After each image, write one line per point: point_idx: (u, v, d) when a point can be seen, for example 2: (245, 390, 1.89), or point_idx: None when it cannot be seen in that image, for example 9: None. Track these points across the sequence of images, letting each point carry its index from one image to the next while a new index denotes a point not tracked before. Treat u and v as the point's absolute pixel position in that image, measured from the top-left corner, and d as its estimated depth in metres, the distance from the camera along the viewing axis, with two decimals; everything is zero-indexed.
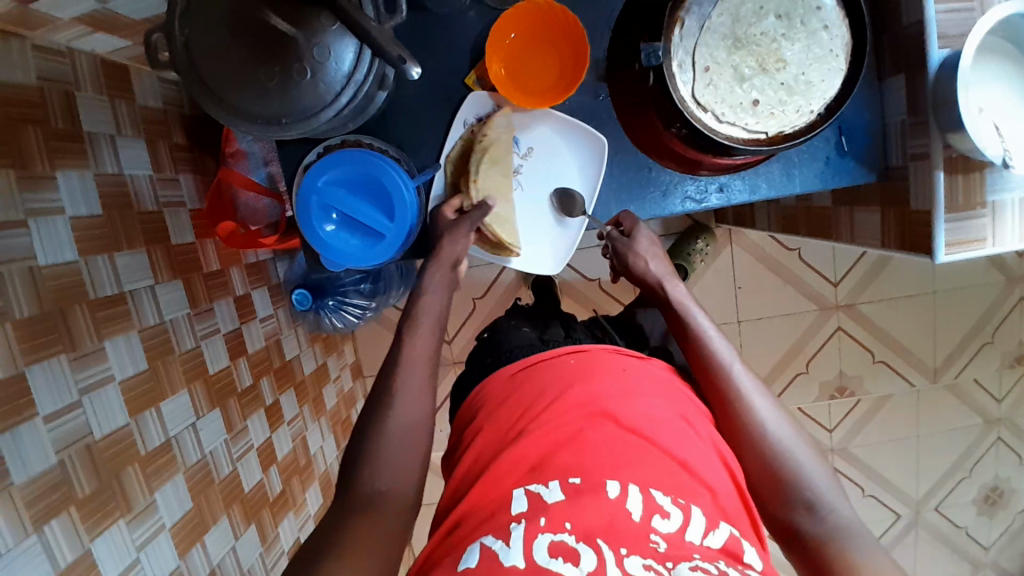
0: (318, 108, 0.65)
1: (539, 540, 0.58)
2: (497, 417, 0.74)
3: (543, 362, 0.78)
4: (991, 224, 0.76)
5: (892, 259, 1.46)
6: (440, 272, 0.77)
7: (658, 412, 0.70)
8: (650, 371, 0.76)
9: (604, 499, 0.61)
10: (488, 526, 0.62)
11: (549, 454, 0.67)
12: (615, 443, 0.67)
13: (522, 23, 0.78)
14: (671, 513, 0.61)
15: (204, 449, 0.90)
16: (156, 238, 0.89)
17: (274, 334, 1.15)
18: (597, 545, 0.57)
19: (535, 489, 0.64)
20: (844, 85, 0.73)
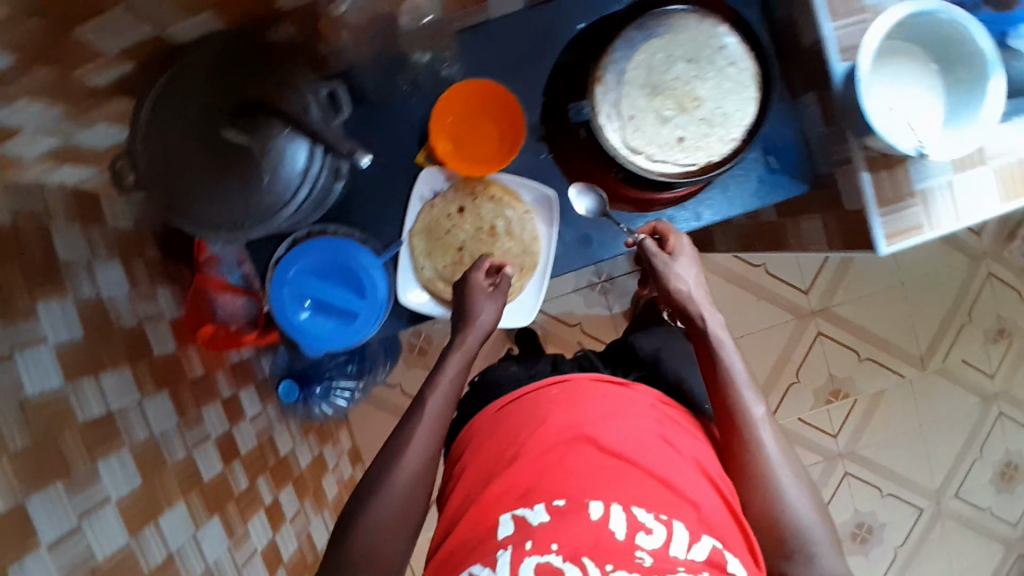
0: (279, 206, 0.69)
1: (526, 562, 0.62)
2: (484, 451, 0.76)
3: (527, 395, 0.79)
4: (923, 211, 0.81)
5: (854, 259, 1.51)
6: (458, 361, 0.78)
7: (641, 431, 0.73)
8: (634, 395, 0.77)
9: (588, 520, 0.64)
10: (477, 554, 0.66)
11: (535, 480, 0.68)
12: (600, 466, 0.69)
13: (456, 105, 0.84)
14: (653, 529, 0.64)
15: (208, 559, 0.90)
16: (140, 354, 0.91)
17: (266, 431, 1.16)
18: (582, 564, 0.61)
19: (522, 514, 0.66)
20: (757, 110, 0.79)
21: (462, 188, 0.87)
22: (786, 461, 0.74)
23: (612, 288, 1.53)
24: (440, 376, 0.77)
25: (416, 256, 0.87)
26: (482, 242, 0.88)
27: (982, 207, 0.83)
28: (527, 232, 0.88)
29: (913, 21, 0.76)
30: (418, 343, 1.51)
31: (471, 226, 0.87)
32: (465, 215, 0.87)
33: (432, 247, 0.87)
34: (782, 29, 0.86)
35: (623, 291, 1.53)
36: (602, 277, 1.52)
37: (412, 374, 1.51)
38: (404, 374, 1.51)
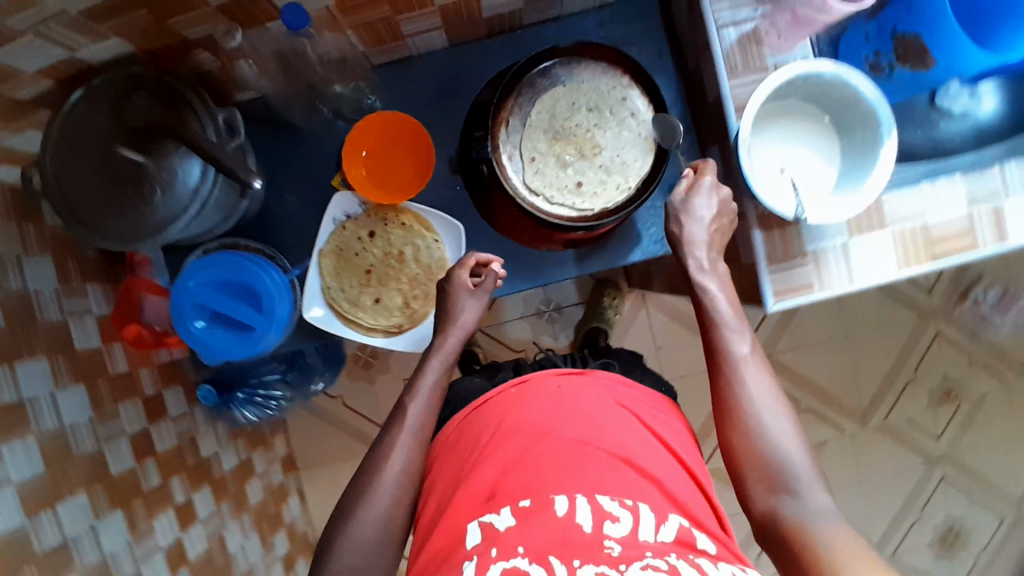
0: (168, 222, 0.72)
1: (493, 569, 0.61)
2: (450, 457, 0.77)
3: (491, 398, 0.80)
4: (815, 271, 0.82)
5: (799, 310, 1.51)
6: (436, 365, 0.81)
7: (600, 418, 0.75)
8: (592, 387, 0.79)
9: (553, 517, 0.64)
10: (447, 566, 0.65)
11: (498, 483, 0.69)
12: (564, 457, 0.70)
13: (370, 138, 0.87)
14: (620, 517, 0.65)
15: (104, 550, 0.94)
16: (60, 347, 0.95)
17: (188, 432, 1.19)
18: (548, 563, 0.60)
19: (488, 520, 0.66)
20: (655, 162, 0.81)
21: (374, 214, 0.89)
22: (774, 401, 0.73)
23: (560, 317, 1.54)
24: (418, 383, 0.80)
25: (323, 275, 0.88)
26: (390, 267, 0.90)
27: (879, 271, 0.82)
28: (436, 261, 0.90)
29: (804, 83, 0.75)
30: (363, 356, 1.52)
31: (380, 250, 0.89)
32: (376, 240, 0.89)
33: (341, 268, 0.88)
34: (695, 83, 0.89)
35: (571, 320, 1.54)
36: (549, 306, 1.54)
37: (354, 386, 1.54)
38: (346, 385, 1.53)
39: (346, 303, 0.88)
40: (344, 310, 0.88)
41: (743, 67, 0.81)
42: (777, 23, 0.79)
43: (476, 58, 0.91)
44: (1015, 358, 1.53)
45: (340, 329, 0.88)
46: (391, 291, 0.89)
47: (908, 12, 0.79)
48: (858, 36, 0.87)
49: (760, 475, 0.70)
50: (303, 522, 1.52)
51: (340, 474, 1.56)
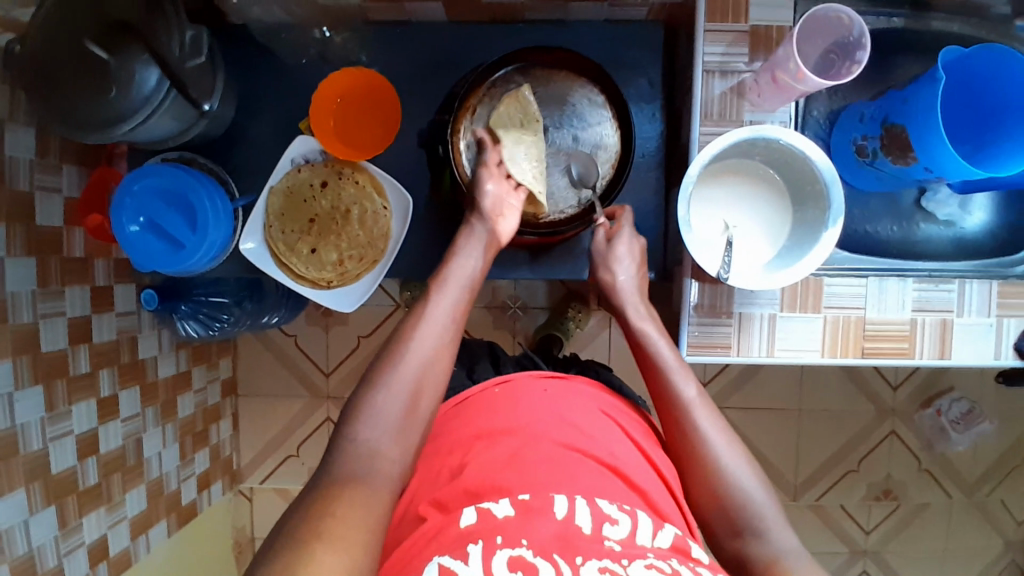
0: (117, 122, 0.74)
1: (498, 556, 0.54)
2: (429, 454, 0.71)
3: (471, 396, 0.77)
4: (736, 334, 0.81)
5: (760, 369, 1.48)
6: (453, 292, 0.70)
7: (591, 425, 0.72)
8: (574, 394, 0.76)
9: (554, 518, 0.58)
10: (439, 550, 0.56)
11: (485, 477, 0.64)
12: (553, 458, 0.66)
13: (347, 89, 0.87)
14: (619, 520, 0.60)
15: (16, 420, 0.98)
16: (21, 216, 1.00)
17: (130, 331, 1.23)
18: (554, 560, 0.54)
19: (485, 506, 0.60)
20: (605, 187, 0.84)
21: (331, 166, 0.90)
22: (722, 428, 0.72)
23: (523, 316, 1.54)
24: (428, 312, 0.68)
25: (266, 212, 0.89)
26: (334, 221, 0.91)
27: (800, 354, 0.81)
28: (380, 227, 0.90)
29: (763, 146, 0.74)
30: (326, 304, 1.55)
31: (328, 203, 0.90)
32: (327, 191, 0.90)
33: (286, 209, 0.90)
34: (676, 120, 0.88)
35: (532, 322, 1.54)
36: (515, 302, 1.53)
37: (310, 329, 1.56)
38: (303, 327, 1.56)
39: (285, 245, 0.89)
40: (281, 251, 0.89)
41: (718, 117, 0.80)
42: (759, 83, 0.78)
43: (471, 41, 0.91)
44: (964, 478, 1.50)
45: (271, 269, 0.89)
46: (330, 246, 0.90)
47: (902, 103, 0.78)
48: (854, 116, 0.85)
49: (724, 498, 0.68)
50: (229, 445, 1.56)
51: (276, 409, 1.59)
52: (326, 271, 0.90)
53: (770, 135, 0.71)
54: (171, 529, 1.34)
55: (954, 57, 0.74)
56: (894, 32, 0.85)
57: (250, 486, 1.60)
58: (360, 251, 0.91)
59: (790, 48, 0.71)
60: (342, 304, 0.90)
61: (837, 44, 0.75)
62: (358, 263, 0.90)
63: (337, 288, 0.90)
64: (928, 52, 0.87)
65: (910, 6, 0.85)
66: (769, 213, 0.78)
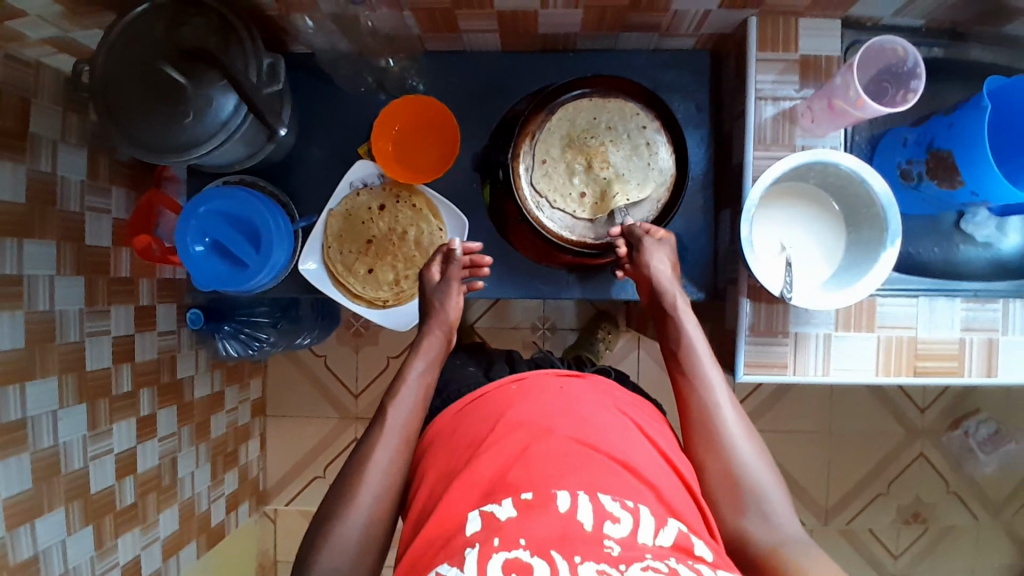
0: (192, 145, 0.76)
1: (493, 559, 0.57)
2: (447, 449, 0.73)
3: (487, 393, 0.77)
4: (792, 352, 0.82)
5: (791, 391, 1.48)
6: (422, 361, 0.81)
7: (605, 420, 0.71)
8: (586, 388, 0.76)
9: (555, 513, 0.60)
10: (444, 553, 0.61)
11: (494, 476, 0.65)
12: (563, 453, 0.66)
13: (404, 117, 0.89)
14: (621, 518, 0.60)
15: (59, 438, 0.99)
16: (71, 236, 1.01)
17: (170, 350, 1.23)
18: (550, 557, 0.56)
19: (489, 510, 0.62)
20: (661, 201, 0.86)
21: (389, 190, 0.93)
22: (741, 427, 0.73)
23: (552, 337, 1.55)
24: (407, 373, 0.80)
25: (325, 233, 0.92)
26: (391, 242, 0.93)
27: (853, 371, 0.83)
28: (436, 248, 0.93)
29: (817, 169, 0.77)
30: (356, 324, 1.56)
31: (385, 225, 0.93)
32: (384, 214, 0.93)
33: (344, 230, 0.92)
34: (724, 145, 0.91)
35: (561, 343, 1.55)
36: (544, 323, 1.55)
37: (339, 350, 1.57)
38: (332, 347, 1.56)
39: (339, 266, 0.91)
40: (337, 271, 0.91)
41: (773, 140, 0.84)
42: (813, 108, 0.81)
43: (524, 68, 0.94)
44: (991, 500, 1.50)
45: (330, 288, 0.92)
46: (386, 265, 0.93)
47: (948, 129, 0.81)
48: (895, 141, 0.88)
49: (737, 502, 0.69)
50: (257, 467, 1.55)
51: (303, 430, 1.58)
52: (384, 289, 0.92)
53: (827, 158, 0.74)
54: (200, 551, 1.32)
55: (999, 85, 0.78)
56: (933, 63, 0.89)
57: (275, 508, 1.58)
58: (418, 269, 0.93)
59: (847, 76, 0.75)
60: (399, 322, 0.93)
61: (889, 72, 0.79)
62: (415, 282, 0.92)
63: (393, 305, 0.92)
64: (966, 81, 0.91)
65: (948, 37, 0.89)
66: (820, 233, 0.81)
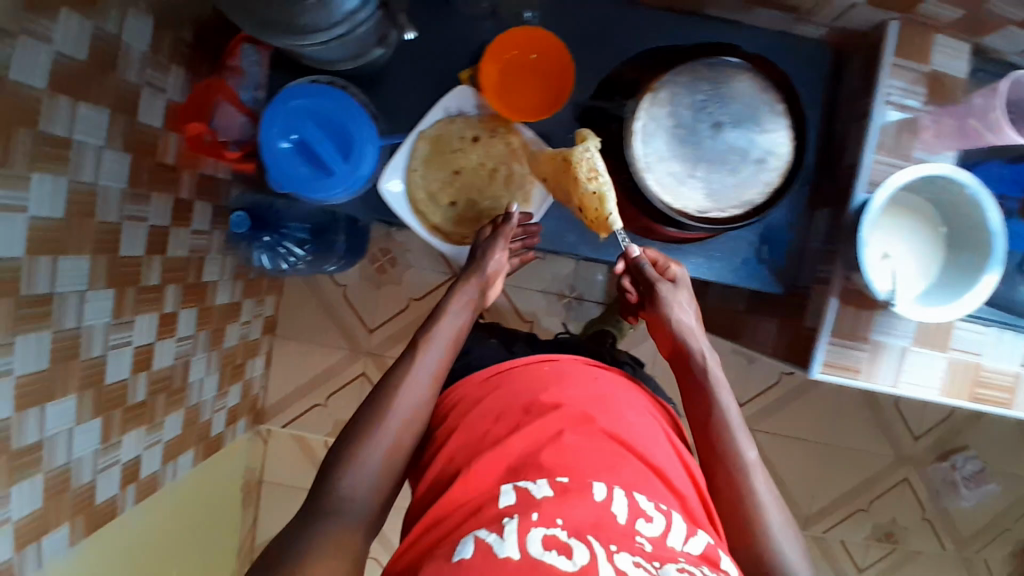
0: (312, 30, 0.69)
1: (533, 534, 0.59)
2: (474, 414, 0.77)
3: (516, 367, 0.82)
4: (868, 359, 0.83)
5: (809, 391, 1.49)
6: (457, 312, 0.83)
7: (639, 427, 0.75)
8: (618, 384, 0.81)
9: (592, 500, 0.63)
10: (478, 520, 0.63)
11: (528, 455, 0.69)
12: (597, 446, 0.70)
13: (525, 46, 0.83)
14: (654, 518, 0.64)
15: (83, 321, 0.92)
16: (126, 109, 0.93)
17: (200, 251, 1.17)
18: (588, 541, 0.59)
19: (524, 486, 0.66)
20: (781, 186, 0.80)
21: (486, 123, 0.88)
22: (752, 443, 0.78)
23: (577, 307, 1.54)
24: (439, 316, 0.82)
25: (412, 155, 0.87)
26: (479, 178, 0.88)
27: (919, 387, 0.85)
28: (524, 189, 0.89)
29: (933, 184, 0.77)
30: (381, 259, 1.51)
31: (477, 158, 0.88)
32: (477, 147, 0.88)
33: (433, 157, 0.87)
34: (835, 143, 0.89)
35: (585, 315, 1.54)
36: (572, 293, 1.53)
37: (360, 283, 1.52)
38: (354, 279, 1.52)
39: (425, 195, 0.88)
40: (421, 199, 0.88)
41: (892, 147, 0.83)
42: (940, 123, 0.83)
43: (650, 23, 0.89)
44: (960, 533, 1.56)
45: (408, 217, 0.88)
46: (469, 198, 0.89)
47: None
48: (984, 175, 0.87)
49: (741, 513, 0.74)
50: (260, 384, 1.50)
51: (308, 356, 1.54)
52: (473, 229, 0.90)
53: (955, 177, 0.73)
54: (195, 461, 1.28)
55: None
56: None
57: (269, 429, 1.55)
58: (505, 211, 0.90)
59: (989, 100, 0.78)
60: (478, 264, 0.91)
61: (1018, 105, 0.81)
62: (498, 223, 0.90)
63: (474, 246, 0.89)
64: None
65: None
66: (925, 249, 0.81)
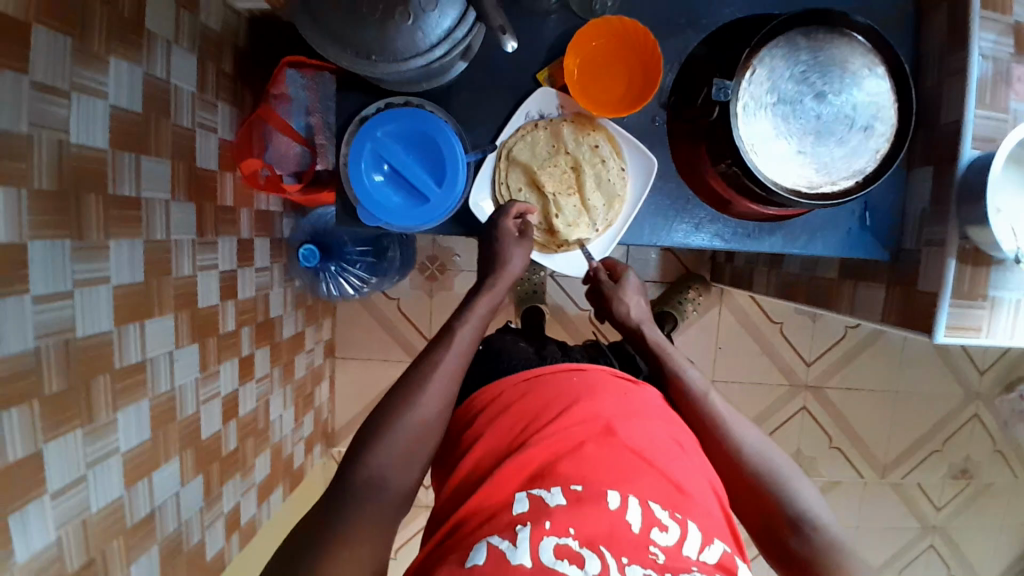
0: (409, 54, 0.65)
1: (545, 543, 0.58)
2: (500, 425, 0.74)
3: (546, 377, 0.78)
4: (987, 316, 0.81)
5: (875, 343, 1.50)
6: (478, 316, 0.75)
7: (658, 435, 0.71)
8: (650, 398, 0.77)
9: (605, 509, 0.61)
10: (491, 526, 0.62)
11: (546, 465, 0.66)
12: (617, 457, 0.67)
13: (602, 38, 0.81)
14: (669, 527, 0.61)
15: (175, 381, 0.88)
16: (184, 155, 0.88)
17: (265, 287, 1.13)
18: (600, 552, 0.58)
19: (538, 494, 0.64)
20: (890, 151, 0.79)
21: (569, 122, 0.85)
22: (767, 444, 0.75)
23: None
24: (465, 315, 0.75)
25: (498, 167, 0.84)
26: (566, 180, 0.85)
27: None
28: (616, 189, 0.85)
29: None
30: (430, 267, 1.48)
31: (563, 161, 0.85)
32: (559, 150, 0.85)
33: (517, 168, 0.84)
34: (925, 99, 0.87)
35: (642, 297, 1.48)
36: None
37: (413, 294, 1.49)
38: (406, 291, 1.48)
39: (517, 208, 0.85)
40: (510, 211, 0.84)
41: (991, 99, 0.80)
42: None
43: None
44: None
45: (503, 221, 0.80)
46: (563, 202, 0.85)
47: None
48: None
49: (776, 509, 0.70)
50: (328, 409, 1.48)
51: (372, 372, 1.51)
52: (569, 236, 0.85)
53: None
54: (285, 495, 1.27)
55: None
56: None
57: (342, 450, 1.53)
58: (600, 213, 0.86)
59: None
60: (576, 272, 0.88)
61: None
62: (594, 226, 0.86)
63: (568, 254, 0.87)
64: None
65: None
66: None
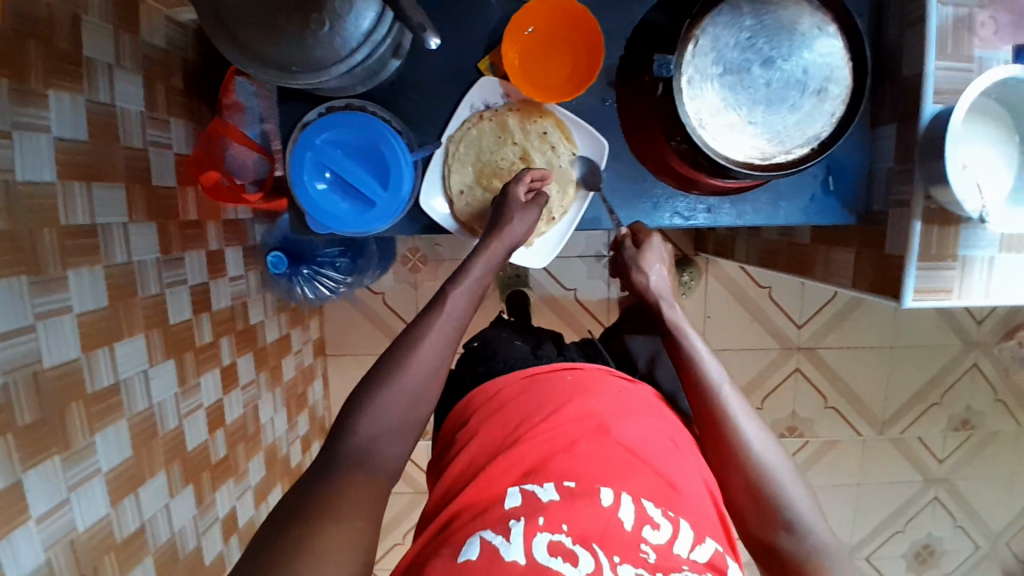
0: (331, 61, 0.63)
1: (538, 539, 0.58)
2: (492, 423, 0.74)
3: (541, 376, 0.78)
4: (959, 277, 0.79)
5: (862, 304, 1.47)
6: (466, 294, 0.70)
7: (654, 434, 0.71)
8: (642, 395, 0.77)
9: (599, 506, 0.62)
10: (482, 521, 0.62)
11: (540, 462, 0.67)
12: (611, 455, 0.67)
13: (541, 18, 0.79)
14: (661, 525, 0.61)
15: (153, 399, 0.90)
16: (138, 177, 0.88)
17: (241, 296, 1.15)
18: (592, 549, 0.58)
19: (531, 489, 0.64)
20: (846, 115, 0.76)
21: (515, 110, 0.83)
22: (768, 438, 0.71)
23: None
24: (451, 293, 0.70)
25: (448, 162, 0.83)
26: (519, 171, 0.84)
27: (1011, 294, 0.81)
28: (568, 175, 0.84)
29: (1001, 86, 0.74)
30: (413, 259, 1.48)
31: (514, 151, 0.83)
32: (508, 140, 0.83)
33: (467, 162, 0.83)
34: (886, 53, 0.83)
35: None
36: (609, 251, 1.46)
37: (398, 287, 1.49)
38: (390, 285, 1.49)
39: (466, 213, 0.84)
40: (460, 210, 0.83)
41: (953, 49, 0.77)
42: (997, 18, 0.77)
43: None
44: None
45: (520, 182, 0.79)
46: None
47: None
48: None
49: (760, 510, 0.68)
50: (322, 406, 1.51)
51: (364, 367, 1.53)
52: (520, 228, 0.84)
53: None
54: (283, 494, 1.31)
55: None
56: None
57: None
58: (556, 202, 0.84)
59: None
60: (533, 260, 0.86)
61: None
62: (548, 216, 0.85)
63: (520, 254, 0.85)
64: None
65: None
66: (1005, 147, 0.76)
